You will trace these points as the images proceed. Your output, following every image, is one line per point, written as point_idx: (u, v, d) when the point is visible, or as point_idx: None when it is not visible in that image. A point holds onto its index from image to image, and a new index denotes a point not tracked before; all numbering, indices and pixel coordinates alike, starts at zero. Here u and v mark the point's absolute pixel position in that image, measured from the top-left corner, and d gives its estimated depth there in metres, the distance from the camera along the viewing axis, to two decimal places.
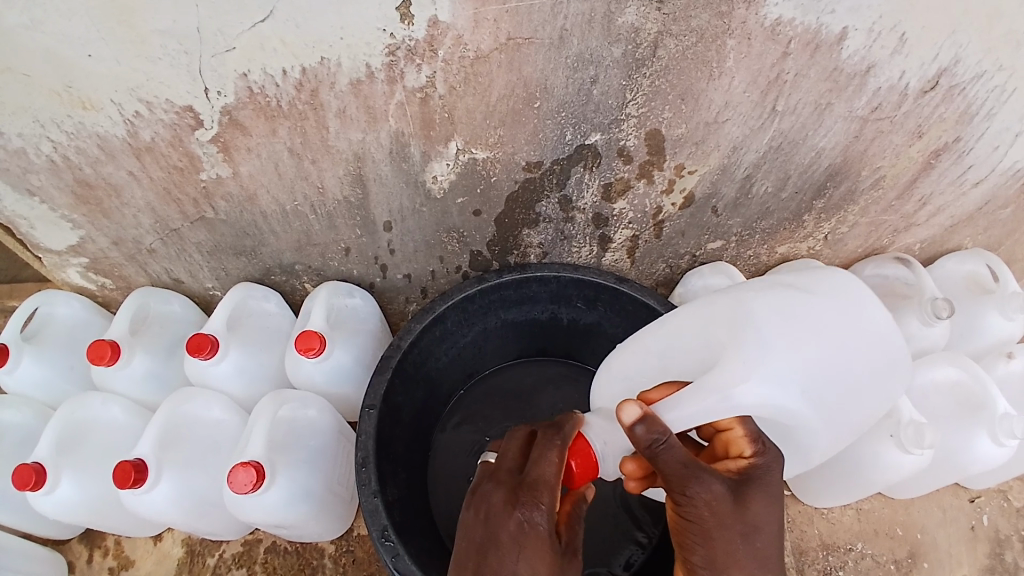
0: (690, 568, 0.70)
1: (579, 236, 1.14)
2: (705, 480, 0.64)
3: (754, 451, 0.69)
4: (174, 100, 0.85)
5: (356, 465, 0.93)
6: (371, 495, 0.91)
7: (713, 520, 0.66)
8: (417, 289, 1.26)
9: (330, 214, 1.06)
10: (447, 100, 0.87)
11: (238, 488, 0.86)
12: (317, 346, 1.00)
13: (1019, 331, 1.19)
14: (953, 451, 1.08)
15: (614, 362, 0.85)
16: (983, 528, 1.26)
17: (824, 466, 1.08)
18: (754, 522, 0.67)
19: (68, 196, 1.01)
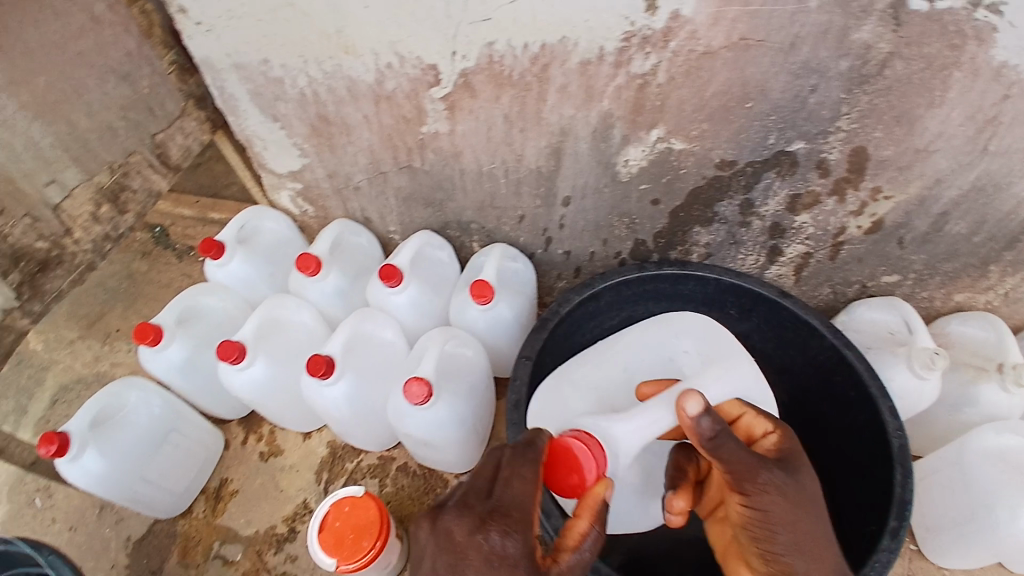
0: (766, 560, 0.69)
1: (749, 243, 1.16)
2: (772, 468, 0.69)
3: (775, 425, 0.75)
4: (424, 57, 0.97)
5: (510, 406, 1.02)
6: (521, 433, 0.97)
7: (788, 502, 0.68)
8: (572, 267, 1.33)
9: (519, 180, 1.15)
10: (664, 89, 0.93)
11: (414, 399, 0.97)
12: (489, 295, 1.09)
13: None
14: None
15: (577, 371, 1.03)
16: None
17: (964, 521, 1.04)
18: (815, 497, 0.70)
19: (305, 127, 1.17)
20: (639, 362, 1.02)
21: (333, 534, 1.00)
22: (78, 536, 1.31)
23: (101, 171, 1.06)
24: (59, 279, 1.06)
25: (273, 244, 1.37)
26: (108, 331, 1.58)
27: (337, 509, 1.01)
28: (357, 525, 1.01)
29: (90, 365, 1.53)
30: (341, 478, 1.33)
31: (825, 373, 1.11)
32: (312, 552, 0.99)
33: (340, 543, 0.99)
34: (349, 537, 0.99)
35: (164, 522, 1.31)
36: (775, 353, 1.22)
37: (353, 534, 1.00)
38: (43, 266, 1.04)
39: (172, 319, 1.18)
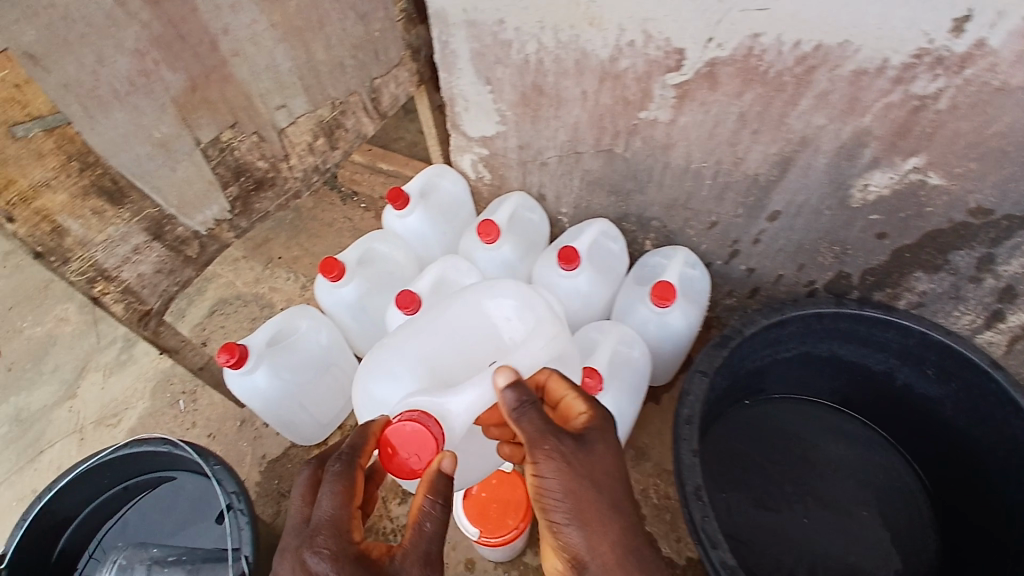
0: (565, 541, 0.74)
1: (972, 301, 1.07)
2: (559, 437, 0.74)
3: (589, 407, 0.78)
4: (673, 40, 0.93)
5: (682, 420, 1.03)
6: (691, 451, 1.00)
7: (575, 478, 0.73)
8: (749, 286, 1.31)
9: (727, 185, 1.11)
10: (942, 116, 0.85)
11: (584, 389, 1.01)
12: (671, 300, 1.09)
13: None
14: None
15: (441, 357, 0.96)
16: None
17: None
18: (603, 477, 0.75)
19: (515, 94, 1.15)
20: (462, 340, 0.97)
21: (478, 502, 1.07)
22: (217, 444, 1.39)
23: (324, 105, 1.09)
24: (266, 200, 1.09)
25: (449, 204, 1.39)
26: (271, 258, 1.66)
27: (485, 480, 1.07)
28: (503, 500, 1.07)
29: (251, 285, 1.62)
30: None
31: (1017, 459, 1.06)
32: (457, 514, 1.07)
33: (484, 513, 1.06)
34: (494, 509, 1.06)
35: (299, 449, 1.36)
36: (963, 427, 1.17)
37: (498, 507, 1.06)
38: (258, 184, 1.05)
39: (354, 260, 1.23)
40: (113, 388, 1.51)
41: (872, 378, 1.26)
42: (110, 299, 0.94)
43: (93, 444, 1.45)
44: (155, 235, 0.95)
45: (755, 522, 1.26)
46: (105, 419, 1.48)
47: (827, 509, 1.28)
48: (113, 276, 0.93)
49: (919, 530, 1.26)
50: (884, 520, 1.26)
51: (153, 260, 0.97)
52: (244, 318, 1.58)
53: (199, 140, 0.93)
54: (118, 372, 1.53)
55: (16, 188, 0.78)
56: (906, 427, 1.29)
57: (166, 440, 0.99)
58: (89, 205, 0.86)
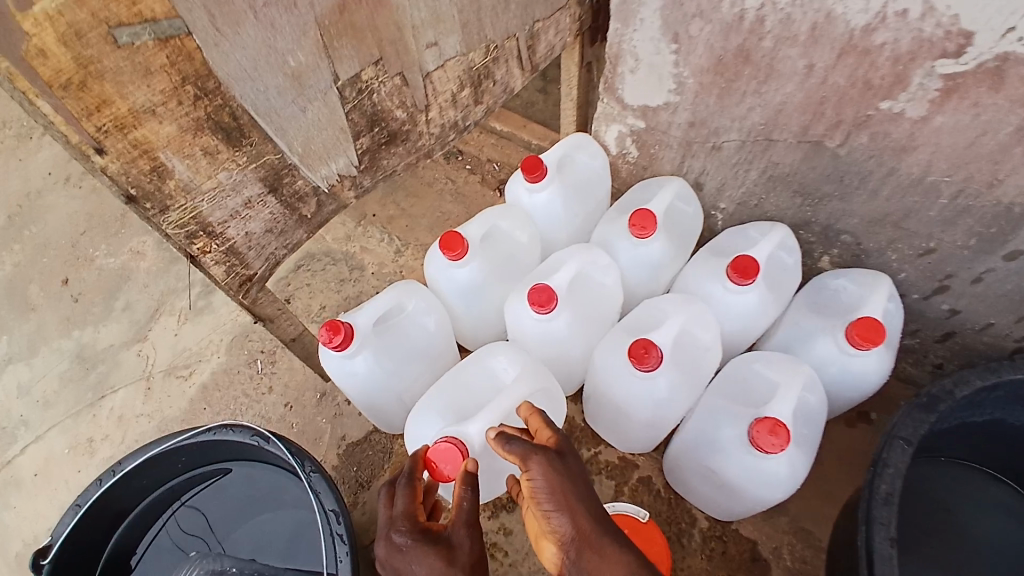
0: (561, 550, 0.65)
1: None
2: (523, 442, 0.72)
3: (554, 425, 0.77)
4: (963, 19, 0.72)
5: (877, 498, 0.88)
6: (888, 540, 0.85)
7: (552, 474, 0.68)
8: (946, 329, 1.11)
9: (964, 211, 0.90)
10: None
11: (765, 447, 0.83)
12: (875, 343, 0.90)
13: None
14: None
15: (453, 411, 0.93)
16: None
17: None
18: (575, 472, 0.70)
19: (710, 58, 0.93)
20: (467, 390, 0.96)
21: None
22: (294, 416, 1.28)
23: (477, 48, 0.90)
24: (396, 156, 0.91)
25: (586, 180, 1.17)
26: (365, 215, 1.50)
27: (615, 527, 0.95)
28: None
29: (341, 242, 1.46)
30: None
31: None
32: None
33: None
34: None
35: (382, 435, 1.21)
36: None
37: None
38: (390, 137, 0.88)
39: (476, 236, 1.04)
40: (188, 337, 1.43)
41: None
42: (210, 259, 0.79)
43: (160, 395, 1.38)
44: (270, 186, 0.79)
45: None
46: (176, 369, 1.40)
47: None
48: (217, 233, 0.78)
49: None
50: None
51: (263, 217, 0.81)
52: (331, 277, 1.43)
53: (337, 77, 0.75)
54: (191, 321, 1.45)
55: (114, 113, 0.61)
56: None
57: (255, 432, 0.84)
58: (198, 142, 0.69)
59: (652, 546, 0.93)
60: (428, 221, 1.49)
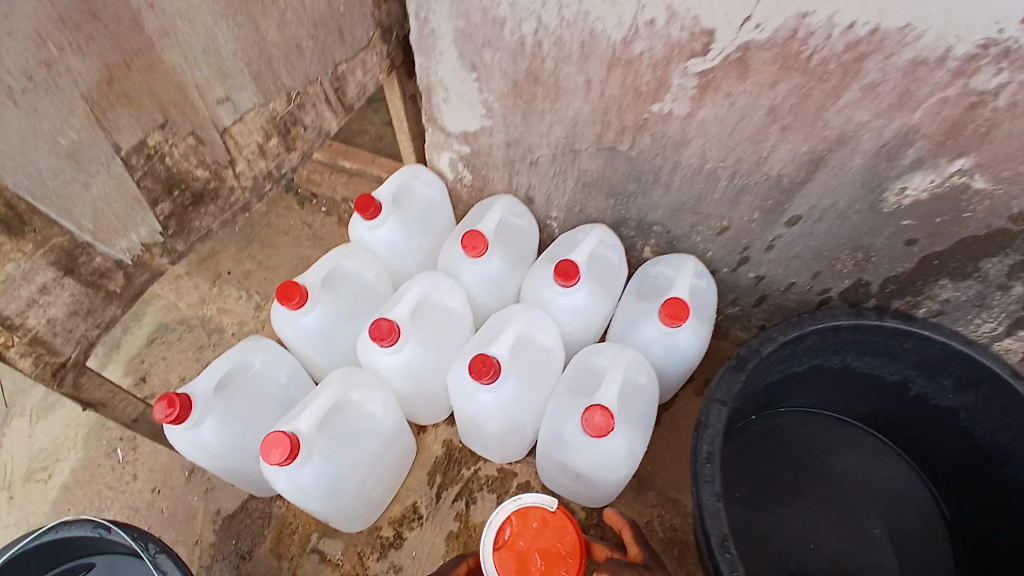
0: None
1: (996, 308, 1.00)
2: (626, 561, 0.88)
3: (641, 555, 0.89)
4: (702, 19, 0.77)
5: (701, 458, 0.88)
6: (714, 496, 0.86)
7: None
8: (757, 294, 1.17)
9: (744, 187, 0.98)
10: (998, 114, 0.75)
11: (591, 431, 0.83)
12: (684, 318, 0.95)
13: None
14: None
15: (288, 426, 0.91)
16: None
17: None
18: None
19: (506, 83, 1.00)
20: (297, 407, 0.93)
21: (517, 555, 0.95)
22: (163, 500, 1.23)
23: (278, 98, 0.92)
24: (209, 215, 0.91)
25: (425, 209, 1.20)
26: (218, 274, 1.46)
27: (524, 523, 0.97)
28: (546, 547, 0.95)
29: (196, 307, 1.42)
30: (454, 487, 1.16)
31: None
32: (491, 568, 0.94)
33: (525, 567, 0.94)
34: (536, 564, 0.94)
35: (258, 501, 1.18)
36: (981, 437, 1.08)
37: (543, 559, 0.95)
38: (196, 198, 0.88)
39: (317, 281, 1.04)
40: (43, 436, 1.32)
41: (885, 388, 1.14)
42: (14, 352, 0.75)
43: (22, 503, 1.27)
44: (66, 269, 0.76)
45: (765, 548, 1.16)
46: (34, 473, 1.29)
47: (835, 526, 1.19)
48: (16, 325, 0.74)
49: (920, 536, 1.19)
50: (892, 534, 1.18)
51: (65, 301, 0.78)
52: (189, 346, 1.38)
53: (118, 147, 0.74)
54: (45, 418, 1.34)
55: None
56: (912, 435, 1.22)
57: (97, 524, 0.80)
58: None
59: (563, 535, 0.96)
60: (286, 270, 1.47)
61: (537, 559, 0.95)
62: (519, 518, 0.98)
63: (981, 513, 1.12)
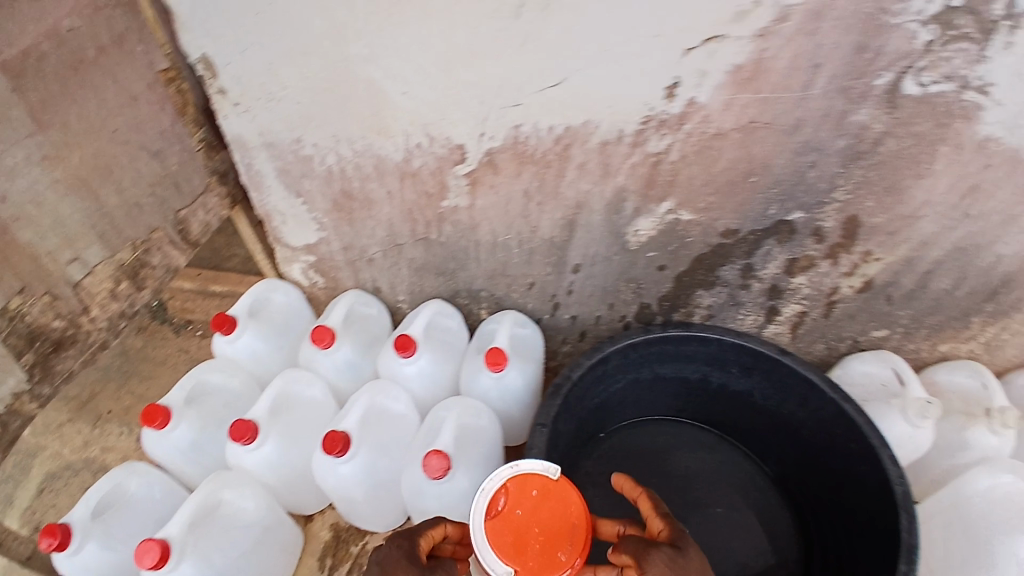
0: None
1: (749, 304, 1.23)
2: (655, 548, 0.75)
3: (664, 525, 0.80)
4: (453, 138, 1.03)
5: None
6: None
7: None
8: (578, 331, 1.40)
9: (532, 250, 1.21)
10: (676, 165, 0.99)
11: (432, 472, 0.99)
12: (504, 363, 1.14)
13: None
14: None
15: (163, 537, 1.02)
16: None
17: None
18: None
19: (328, 202, 1.21)
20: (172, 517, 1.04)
21: (514, 528, 0.78)
22: None
23: None
24: None
25: (283, 315, 1.37)
26: (99, 414, 1.52)
27: (522, 491, 0.81)
28: (547, 523, 0.79)
29: (79, 451, 1.47)
30: (344, 565, 1.26)
31: (826, 427, 1.21)
32: (482, 546, 0.77)
33: (523, 546, 0.77)
34: (535, 539, 0.77)
35: None
36: (775, 406, 1.30)
37: (542, 535, 0.78)
38: None
39: (180, 400, 1.16)
40: None
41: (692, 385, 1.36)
42: None
43: None
44: None
45: None
46: None
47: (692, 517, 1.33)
48: None
49: (763, 508, 1.36)
50: (739, 511, 1.34)
51: None
52: (74, 490, 1.42)
53: None
54: None
55: None
56: (731, 420, 1.41)
57: None
58: None
59: (566, 508, 0.80)
60: None
61: (536, 535, 0.78)
62: (518, 483, 0.81)
63: (800, 471, 1.33)
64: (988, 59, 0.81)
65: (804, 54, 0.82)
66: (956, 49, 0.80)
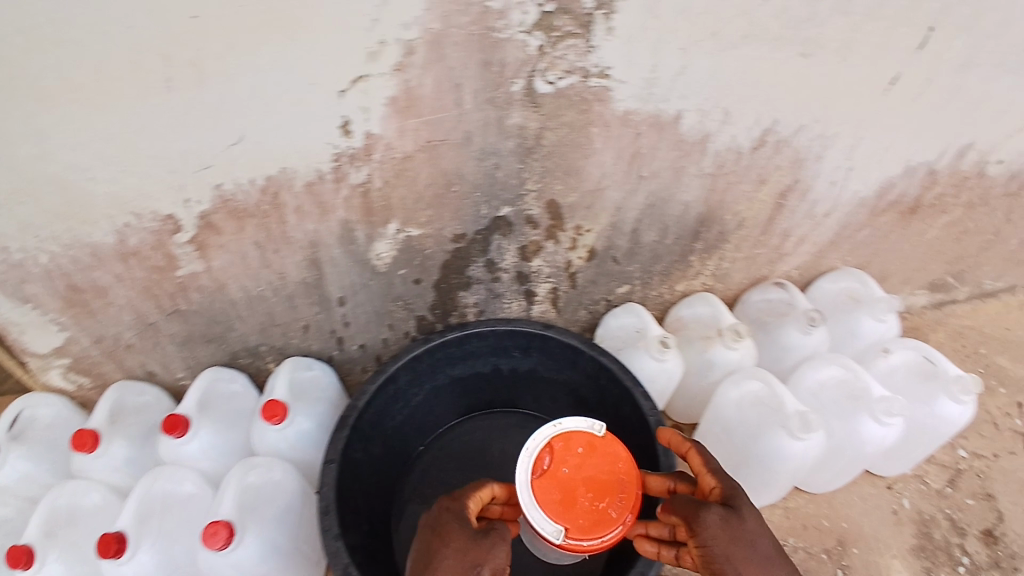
0: (702, 556, 0.81)
1: (507, 293, 1.36)
2: (710, 505, 0.82)
3: (717, 481, 0.88)
4: (161, 211, 1.04)
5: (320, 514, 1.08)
6: (335, 538, 1.05)
7: (725, 534, 0.80)
8: (372, 356, 1.44)
9: (290, 295, 1.24)
10: (383, 191, 1.08)
11: (212, 544, 1.00)
12: (281, 413, 1.16)
13: (892, 330, 1.41)
14: (853, 440, 1.22)
15: None
16: (906, 510, 1.44)
17: (744, 469, 1.27)
18: (747, 531, 0.81)
19: (56, 301, 1.15)
20: None
21: (561, 485, 0.85)
22: None
23: None
24: None
25: (51, 431, 1.28)
26: None
27: (569, 448, 0.88)
28: (592, 477, 0.87)
29: None
30: None
31: (597, 380, 1.36)
32: (531, 501, 0.83)
33: (570, 500, 0.84)
34: (583, 495, 0.85)
35: None
36: (558, 377, 1.44)
37: (590, 490, 0.86)
38: None
39: None
40: None
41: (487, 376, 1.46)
42: None
43: None
44: None
45: None
46: None
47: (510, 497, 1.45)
48: None
49: None
50: None
51: None
52: None
53: None
54: None
55: None
56: (534, 399, 1.54)
57: None
58: None
59: (614, 463, 0.88)
60: None
61: (583, 492, 0.85)
62: (563, 442, 0.88)
63: (592, 427, 1.45)
64: (595, 47, 0.97)
65: (443, 78, 0.95)
66: (566, 47, 0.96)
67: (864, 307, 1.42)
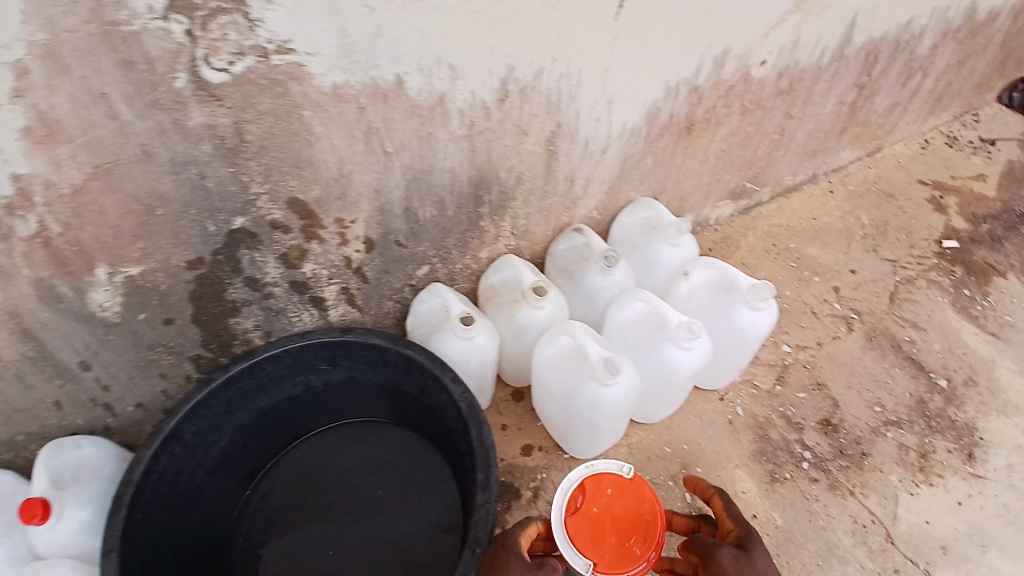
0: None
1: (289, 306, 1.27)
2: (724, 547, 0.87)
3: (735, 523, 0.94)
4: None
5: None
6: None
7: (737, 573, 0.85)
8: (158, 410, 1.31)
9: (18, 372, 1.10)
10: (69, 234, 0.95)
11: None
12: (39, 512, 1.04)
13: (690, 252, 1.48)
14: (665, 370, 1.28)
15: None
16: (740, 418, 1.48)
17: (572, 421, 1.29)
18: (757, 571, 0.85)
19: None
20: None
21: (591, 519, 0.93)
22: None
23: None
24: None
25: None
26: None
27: (599, 488, 0.96)
28: (619, 515, 0.94)
29: None
30: None
31: (413, 374, 1.30)
32: (563, 534, 0.91)
33: (599, 533, 0.92)
34: (611, 533, 0.92)
35: None
36: (371, 381, 1.40)
37: (614, 523, 0.93)
38: None
39: None
40: None
41: (299, 398, 1.42)
42: None
43: None
44: None
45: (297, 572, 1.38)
46: None
47: (349, 511, 1.45)
48: None
49: (416, 465, 1.49)
50: (393, 481, 1.48)
51: None
52: None
53: None
54: None
55: None
56: (362, 406, 1.50)
57: None
58: None
59: (641, 504, 0.96)
60: None
61: (612, 530, 0.93)
62: (594, 482, 0.96)
63: (419, 421, 1.44)
64: (260, 21, 0.85)
65: (79, 92, 0.83)
66: (223, 24, 0.83)
67: (661, 235, 1.47)
